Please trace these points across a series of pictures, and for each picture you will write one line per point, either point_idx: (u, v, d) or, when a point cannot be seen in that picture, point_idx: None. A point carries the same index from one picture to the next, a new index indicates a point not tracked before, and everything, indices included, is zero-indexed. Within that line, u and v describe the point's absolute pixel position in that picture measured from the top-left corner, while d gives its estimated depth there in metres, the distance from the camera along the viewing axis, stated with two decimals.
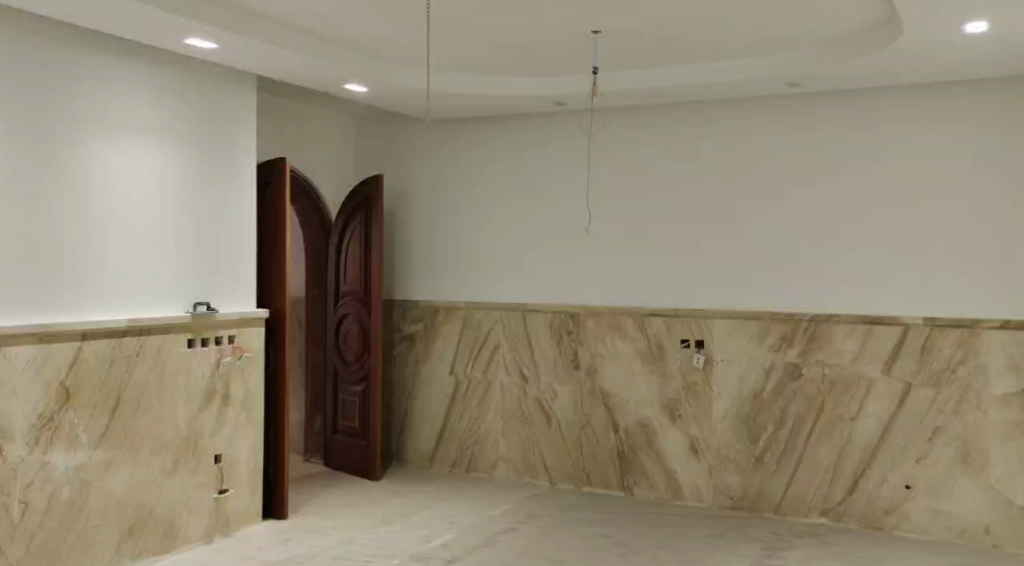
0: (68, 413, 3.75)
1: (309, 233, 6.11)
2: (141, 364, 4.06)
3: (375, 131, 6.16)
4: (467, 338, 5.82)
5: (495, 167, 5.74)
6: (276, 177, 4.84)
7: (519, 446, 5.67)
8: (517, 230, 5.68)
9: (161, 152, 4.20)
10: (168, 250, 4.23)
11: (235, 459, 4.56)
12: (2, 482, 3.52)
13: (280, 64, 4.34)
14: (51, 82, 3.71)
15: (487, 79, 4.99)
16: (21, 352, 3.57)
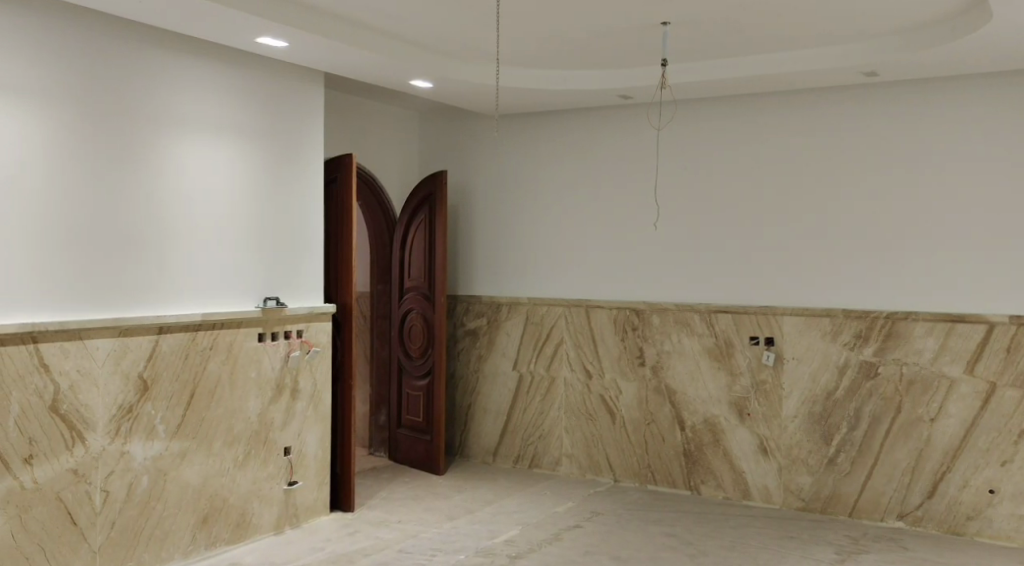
0: (147, 405, 3.87)
1: (373, 229, 6.17)
2: (215, 358, 4.15)
3: (439, 127, 6.19)
4: (531, 334, 5.80)
5: (560, 162, 5.71)
6: (342, 174, 4.90)
7: (583, 443, 5.63)
8: (582, 226, 5.65)
9: (233, 150, 4.28)
10: (240, 247, 4.32)
11: (304, 452, 4.64)
12: (84, 470, 3.66)
13: (349, 62, 4.41)
14: (128, 83, 3.83)
15: (551, 73, 4.97)
16: (102, 345, 3.71)
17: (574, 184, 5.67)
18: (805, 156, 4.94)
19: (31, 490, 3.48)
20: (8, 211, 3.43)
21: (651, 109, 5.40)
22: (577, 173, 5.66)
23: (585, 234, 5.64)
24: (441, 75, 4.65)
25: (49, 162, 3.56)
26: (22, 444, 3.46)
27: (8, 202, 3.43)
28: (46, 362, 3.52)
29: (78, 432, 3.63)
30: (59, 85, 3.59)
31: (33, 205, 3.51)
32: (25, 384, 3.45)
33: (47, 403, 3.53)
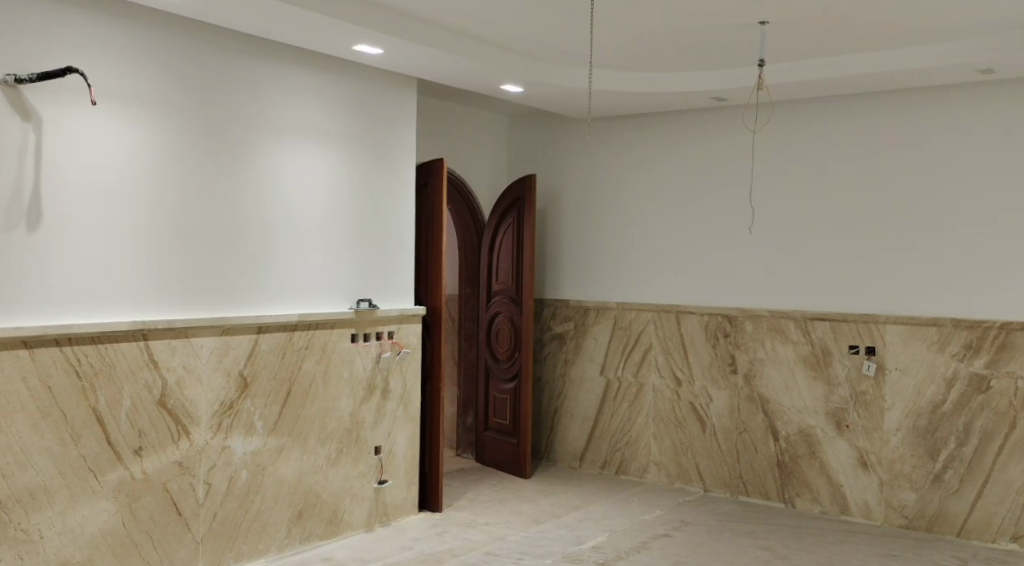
0: (246, 402, 4.01)
1: (463, 232, 6.23)
2: (310, 357, 4.27)
3: (528, 131, 6.21)
4: (619, 339, 5.75)
5: (650, 166, 5.65)
6: (433, 177, 4.97)
7: (671, 451, 5.54)
8: (672, 231, 5.57)
9: (329, 154, 4.40)
10: (336, 249, 4.44)
11: (394, 451, 4.72)
12: (188, 463, 3.81)
13: (442, 68, 4.48)
14: (232, 92, 3.99)
15: (643, 76, 4.92)
16: (205, 343, 3.86)
17: (665, 188, 5.59)
18: (910, 158, 4.75)
19: (140, 480, 3.66)
20: (122, 214, 3.61)
21: (747, 110, 5.28)
22: (668, 176, 5.58)
23: (676, 238, 5.56)
24: (532, 78, 4.67)
25: (159, 167, 3.73)
26: (133, 437, 3.63)
27: (123, 205, 3.62)
28: (155, 359, 3.69)
29: (184, 426, 3.79)
30: (168, 94, 3.76)
31: (145, 209, 3.69)
32: (136, 379, 3.63)
33: (155, 397, 3.70)
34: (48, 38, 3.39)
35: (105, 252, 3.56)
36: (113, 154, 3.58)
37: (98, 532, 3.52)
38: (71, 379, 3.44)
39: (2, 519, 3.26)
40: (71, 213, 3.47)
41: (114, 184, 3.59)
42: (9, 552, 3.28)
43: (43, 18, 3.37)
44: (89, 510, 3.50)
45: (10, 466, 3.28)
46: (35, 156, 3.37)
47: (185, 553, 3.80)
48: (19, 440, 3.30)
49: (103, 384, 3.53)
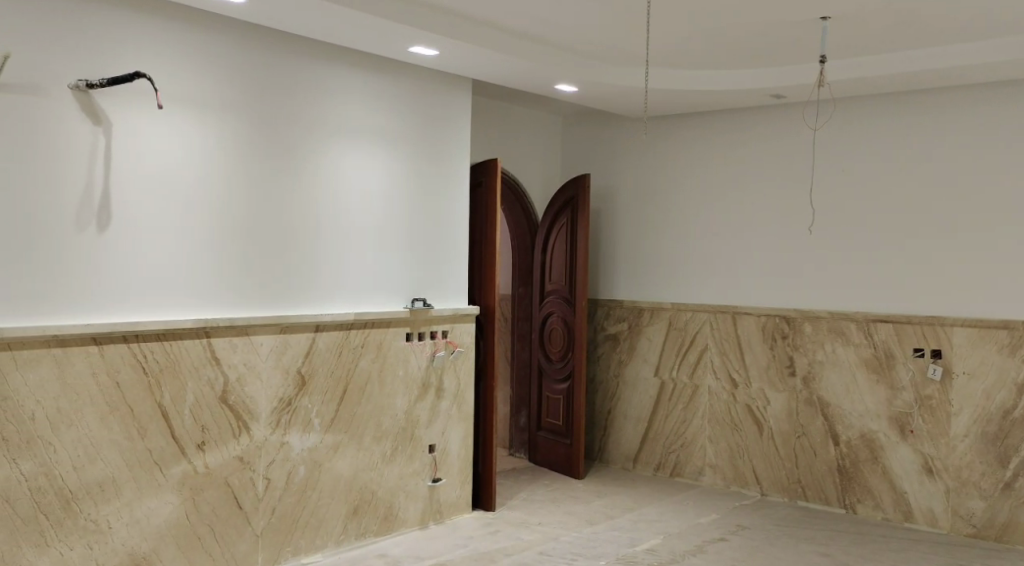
0: (304, 399, 4.08)
1: (516, 231, 6.24)
2: (366, 355, 4.32)
3: (582, 130, 6.19)
4: (674, 339, 5.70)
5: (706, 165, 5.58)
6: (487, 177, 4.98)
7: (727, 453, 5.47)
8: (729, 230, 5.49)
9: (386, 155, 4.45)
10: (392, 249, 4.49)
11: (448, 450, 4.74)
12: (247, 458, 3.89)
13: (496, 68, 4.49)
14: (292, 94, 4.06)
15: (699, 73, 4.86)
16: (265, 341, 3.94)
17: (722, 187, 5.52)
18: (978, 156, 4.60)
19: (203, 474, 3.74)
20: (186, 215, 3.71)
21: (807, 108, 5.18)
22: (725, 175, 5.51)
23: (732, 238, 5.48)
24: (587, 78, 4.65)
25: (222, 168, 3.82)
26: (195, 431, 3.72)
27: (188, 206, 3.71)
28: (216, 355, 3.78)
29: (244, 422, 3.87)
30: (230, 96, 3.84)
31: (208, 209, 3.78)
32: (198, 375, 3.72)
33: (217, 393, 3.78)
34: (117, 44, 3.50)
35: (169, 252, 3.66)
36: (178, 156, 3.68)
37: (162, 524, 3.62)
38: (138, 373, 3.54)
39: (73, 509, 3.38)
40: (138, 214, 3.57)
41: (179, 186, 3.68)
42: (78, 541, 3.39)
43: (112, 25, 3.48)
44: (154, 502, 3.60)
45: (80, 458, 3.40)
46: (105, 158, 3.48)
47: (245, 546, 3.88)
48: (89, 433, 3.42)
49: (168, 380, 3.63)
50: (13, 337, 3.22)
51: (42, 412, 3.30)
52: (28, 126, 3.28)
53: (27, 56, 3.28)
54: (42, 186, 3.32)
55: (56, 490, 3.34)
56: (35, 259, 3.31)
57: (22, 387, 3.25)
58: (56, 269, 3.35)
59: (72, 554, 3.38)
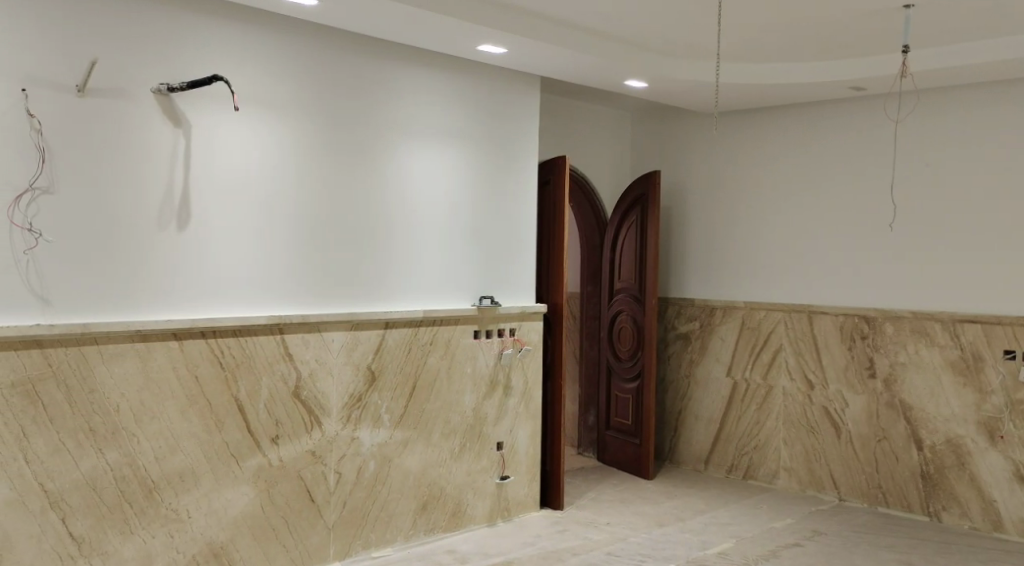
0: (373, 394, 4.12)
1: (585, 229, 6.19)
2: (434, 352, 4.35)
3: (651, 127, 6.11)
4: (747, 339, 5.57)
5: (780, 160, 5.44)
6: (556, 175, 4.95)
7: (803, 456, 5.32)
8: (805, 227, 5.34)
9: (455, 153, 4.47)
10: (461, 247, 4.50)
11: (516, 448, 4.73)
12: (319, 452, 3.95)
13: (565, 65, 4.46)
14: (364, 94, 4.11)
15: (774, 67, 4.74)
16: (336, 338, 3.99)
17: (797, 183, 5.37)
18: None
19: (277, 467, 3.82)
20: (261, 213, 3.78)
21: (888, 100, 5.00)
22: (801, 171, 5.36)
23: (809, 235, 5.32)
24: (658, 74, 4.59)
25: (296, 167, 3.89)
26: (269, 425, 3.80)
27: (263, 205, 3.79)
28: (290, 351, 3.85)
29: (315, 417, 3.94)
30: (303, 97, 3.91)
31: (283, 208, 3.85)
32: (272, 370, 3.80)
33: (290, 388, 3.85)
34: (194, 47, 3.59)
35: (245, 249, 3.74)
36: (254, 155, 3.76)
37: (239, 514, 3.71)
38: (215, 368, 3.63)
39: (154, 498, 3.49)
40: (216, 212, 3.66)
41: (255, 185, 3.77)
42: (160, 529, 3.50)
43: (189, 28, 3.57)
44: (230, 493, 3.68)
45: (161, 449, 3.50)
46: (185, 158, 3.58)
47: (317, 538, 3.95)
48: (169, 425, 3.52)
49: (243, 375, 3.71)
50: (99, 332, 3.34)
51: (126, 404, 3.42)
52: (113, 128, 3.40)
53: (110, 60, 3.39)
54: (127, 186, 3.44)
55: (139, 479, 3.45)
56: (120, 256, 3.42)
57: (107, 380, 3.37)
58: (138, 265, 3.46)
59: (154, 541, 3.49)
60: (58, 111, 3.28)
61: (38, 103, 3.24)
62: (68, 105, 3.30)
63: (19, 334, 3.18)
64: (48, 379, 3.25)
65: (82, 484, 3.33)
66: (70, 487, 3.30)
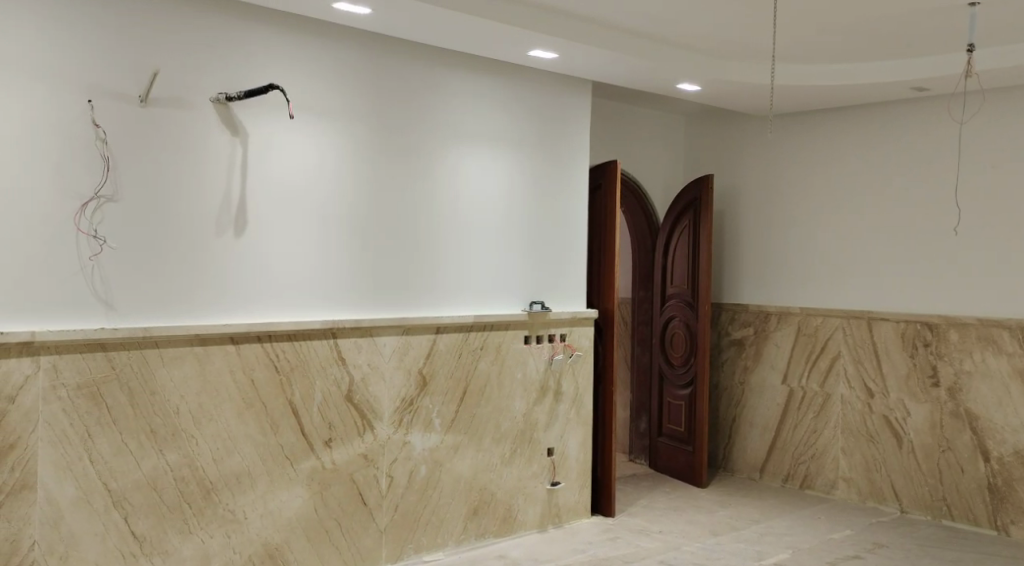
0: (425, 398, 4.14)
1: (637, 234, 6.14)
2: (485, 357, 4.35)
3: (704, 130, 6.04)
4: (803, 346, 5.46)
5: (838, 164, 5.33)
6: (607, 180, 4.92)
7: (862, 467, 5.18)
8: (864, 231, 5.22)
9: (507, 159, 4.47)
10: (512, 252, 4.50)
11: (566, 453, 4.70)
12: (371, 455, 3.98)
13: (618, 70, 4.44)
14: (417, 100, 4.14)
15: (830, 68, 4.65)
16: (387, 342, 4.02)
17: (856, 186, 5.25)
18: None
19: (330, 470, 3.86)
20: (315, 219, 3.83)
21: (953, 101, 4.87)
22: (860, 173, 5.24)
23: (868, 239, 5.20)
24: (712, 77, 4.53)
25: (351, 173, 3.93)
26: (323, 428, 3.84)
27: (318, 211, 3.84)
28: (343, 355, 3.89)
29: (367, 420, 3.97)
30: (357, 104, 3.95)
31: (337, 213, 3.90)
32: (326, 374, 3.84)
33: (343, 392, 3.89)
34: (251, 56, 3.66)
35: (300, 254, 3.79)
36: (309, 163, 3.82)
37: (294, 516, 3.75)
38: (270, 371, 3.69)
39: (213, 499, 3.55)
40: (272, 218, 3.72)
41: (310, 191, 3.82)
42: (218, 530, 3.56)
43: (246, 38, 3.64)
44: (285, 495, 3.73)
45: (219, 451, 3.57)
46: (242, 166, 3.65)
47: (369, 540, 3.98)
48: (227, 427, 3.58)
49: (297, 378, 3.76)
50: (160, 335, 3.42)
51: (186, 406, 3.49)
52: (175, 136, 3.48)
53: (172, 70, 3.47)
54: (187, 193, 3.51)
55: (198, 480, 3.52)
56: (180, 261, 3.50)
57: (167, 382, 3.45)
58: (197, 270, 3.54)
59: (212, 541, 3.55)
60: (121, 120, 3.37)
61: (103, 113, 3.33)
62: (131, 115, 3.39)
63: (84, 337, 3.27)
64: (111, 381, 3.34)
65: (144, 484, 3.40)
66: (132, 487, 3.38)
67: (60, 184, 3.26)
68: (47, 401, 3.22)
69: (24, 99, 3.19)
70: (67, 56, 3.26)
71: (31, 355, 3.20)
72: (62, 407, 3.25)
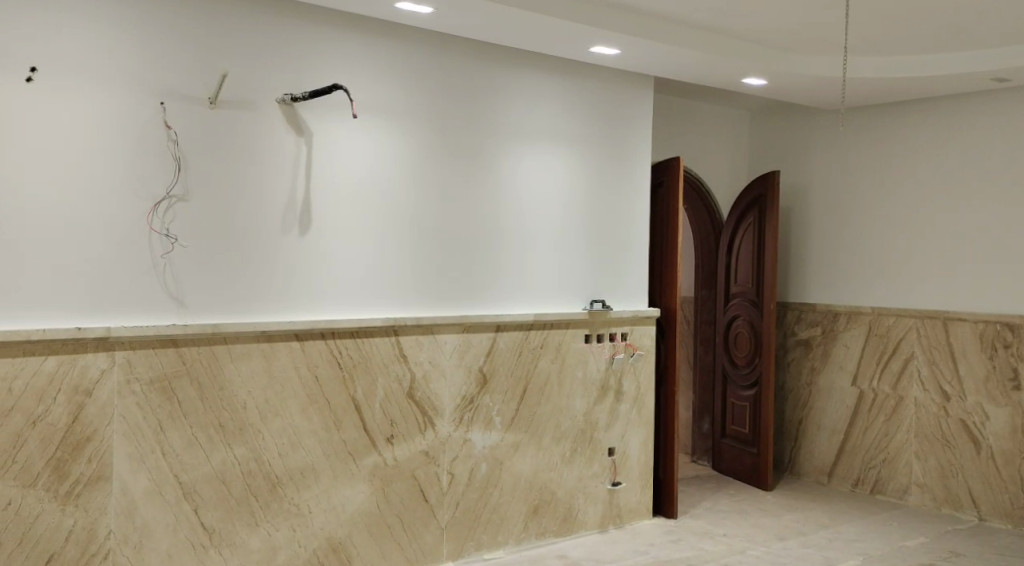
0: (485, 397, 4.15)
1: (700, 232, 6.05)
2: (545, 356, 4.33)
3: (769, 126, 5.91)
4: (874, 347, 5.30)
5: (912, 159, 5.16)
6: (670, 177, 4.85)
7: (937, 472, 5.01)
8: (939, 228, 5.04)
9: (568, 157, 4.45)
10: (573, 250, 4.47)
11: (628, 454, 4.65)
12: (431, 453, 4.00)
13: (682, 65, 4.37)
14: (478, 99, 4.14)
15: (904, 59, 4.49)
16: (448, 340, 4.04)
17: (931, 181, 5.07)
18: None
19: (392, 467, 3.89)
20: (377, 217, 3.87)
21: None
22: (934, 168, 5.06)
23: (944, 236, 5.01)
24: (779, 71, 4.43)
25: (413, 172, 3.96)
26: (385, 425, 3.87)
27: (382, 210, 3.88)
28: (404, 353, 3.92)
29: (429, 418, 3.99)
30: (419, 104, 3.97)
31: (400, 212, 3.92)
32: (388, 371, 3.87)
33: (404, 390, 3.92)
34: (315, 57, 3.71)
35: (363, 252, 3.83)
36: (373, 162, 3.85)
37: (357, 511, 3.80)
38: (333, 368, 3.74)
39: (278, 493, 3.62)
40: (336, 217, 3.76)
41: (373, 190, 3.86)
42: (284, 523, 3.63)
43: (311, 40, 3.69)
44: (349, 491, 3.78)
45: (284, 445, 3.63)
46: (307, 165, 3.70)
47: (430, 537, 4.00)
48: (291, 422, 3.64)
49: (360, 375, 3.80)
50: (228, 332, 3.49)
51: (253, 402, 3.56)
52: (242, 137, 3.55)
53: (239, 73, 3.54)
54: (254, 192, 3.58)
55: (264, 474, 3.58)
56: (247, 259, 3.57)
57: (235, 378, 3.53)
58: (263, 268, 3.60)
59: (278, 534, 3.61)
60: (191, 122, 3.45)
61: (175, 115, 3.42)
62: (201, 116, 3.47)
63: (157, 333, 3.36)
64: (182, 376, 3.43)
65: (213, 477, 3.48)
66: (202, 480, 3.46)
67: (134, 185, 3.35)
68: (121, 395, 3.32)
69: (100, 101, 3.29)
70: (141, 60, 3.35)
71: (107, 351, 3.30)
72: (136, 401, 3.34)
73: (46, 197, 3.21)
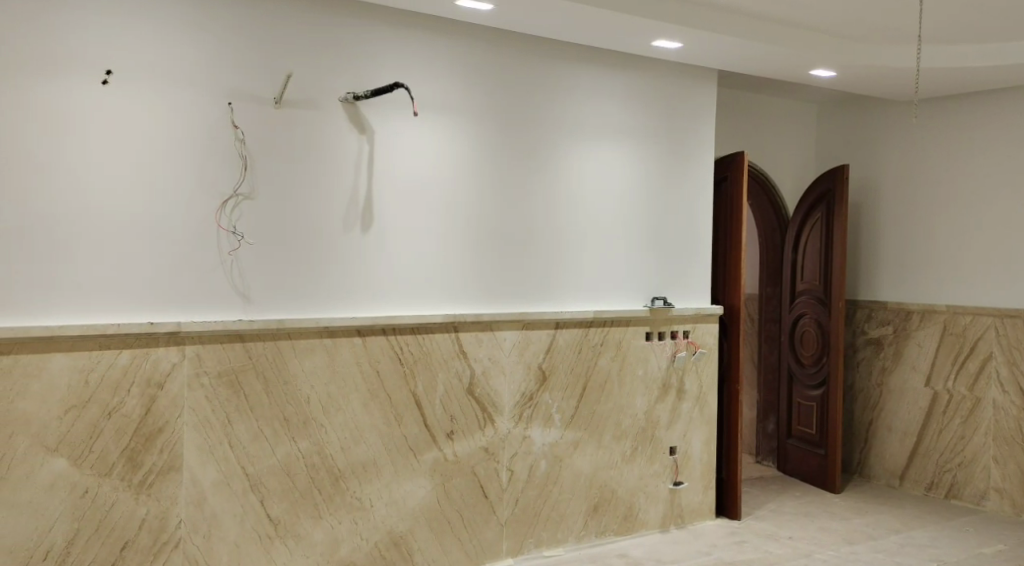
0: (545, 394, 4.13)
1: (765, 228, 5.92)
2: (605, 354, 4.30)
3: (837, 119, 5.75)
4: (949, 346, 5.12)
5: (989, 151, 4.96)
6: (733, 172, 4.76)
7: (1017, 477, 4.80)
8: (1020, 223, 4.83)
9: (629, 153, 4.40)
10: (633, 246, 4.42)
11: (690, 453, 4.58)
12: (491, 449, 4.00)
13: (747, 58, 4.28)
14: (538, 95, 4.13)
15: (982, 47, 4.31)
16: (508, 337, 4.04)
17: (1011, 175, 4.87)
18: None
19: (452, 462, 3.91)
20: (438, 214, 3.88)
21: None
22: (1014, 161, 4.85)
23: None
24: (848, 62, 4.30)
25: (473, 169, 3.96)
26: (445, 421, 3.89)
27: (442, 207, 3.89)
28: (465, 349, 3.93)
29: (489, 415, 3.99)
30: (480, 102, 3.98)
31: (460, 209, 3.93)
32: (448, 367, 3.89)
33: (464, 386, 3.94)
34: (377, 57, 3.74)
35: (424, 250, 3.85)
36: (434, 159, 3.87)
37: (418, 506, 3.83)
38: (394, 364, 3.77)
39: (341, 487, 3.67)
40: (397, 215, 3.79)
41: (434, 187, 3.88)
42: (346, 517, 3.67)
43: (374, 40, 3.73)
44: (410, 485, 3.81)
45: (347, 440, 3.67)
46: (370, 163, 3.74)
47: (490, 534, 4.00)
48: (354, 418, 3.69)
49: (421, 371, 3.83)
50: (292, 328, 3.56)
51: (316, 397, 3.62)
52: (307, 136, 3.61)
53: (303, 73, 3.60)
54: (317, 190, 3.63)
55: (328, 468, 3.64)
56: (311, 256, 3.62)
57: (300, 374, 3.59)
58: (327, 265, 3.65)
59: (341, 527, 3.66)
60: (257, 122, 3.52)
61: (242, 115, 3.49)
62: (267, 116, 3.53)
63: (224, 328, 3.44)
64: (249, 370, 3.50)
65: (279, 470, 3.55)
66: (268, 472, 3.53)
67: (203, 183, 3.44)
68: (191, 389, 3.40)
69: (170, 102, 3.37)
70: (210, 61, 3.43)
71: (178, 345, 3.39)
72: (205, 394, 3.43)
73: (120, 196, 3.31)
